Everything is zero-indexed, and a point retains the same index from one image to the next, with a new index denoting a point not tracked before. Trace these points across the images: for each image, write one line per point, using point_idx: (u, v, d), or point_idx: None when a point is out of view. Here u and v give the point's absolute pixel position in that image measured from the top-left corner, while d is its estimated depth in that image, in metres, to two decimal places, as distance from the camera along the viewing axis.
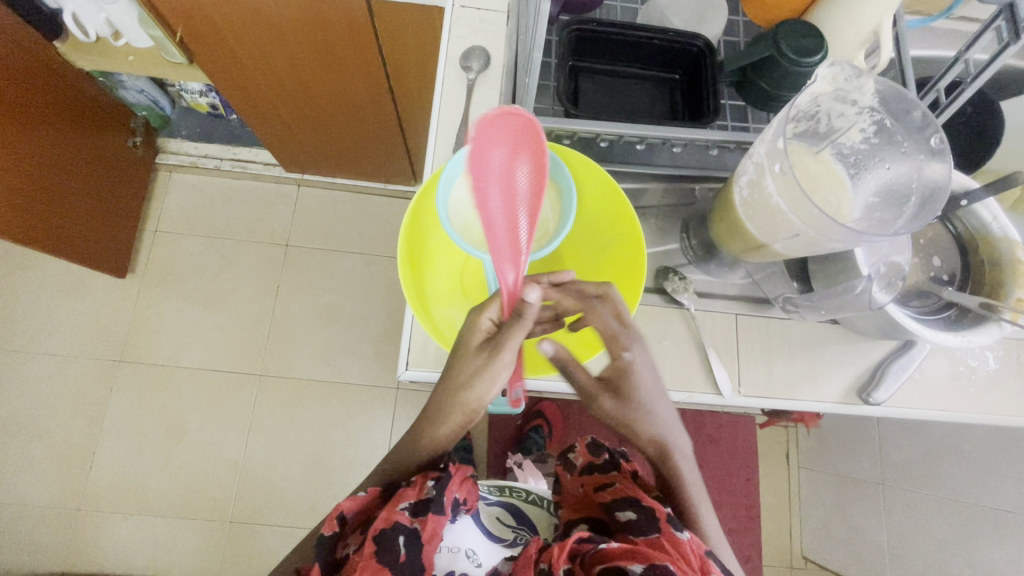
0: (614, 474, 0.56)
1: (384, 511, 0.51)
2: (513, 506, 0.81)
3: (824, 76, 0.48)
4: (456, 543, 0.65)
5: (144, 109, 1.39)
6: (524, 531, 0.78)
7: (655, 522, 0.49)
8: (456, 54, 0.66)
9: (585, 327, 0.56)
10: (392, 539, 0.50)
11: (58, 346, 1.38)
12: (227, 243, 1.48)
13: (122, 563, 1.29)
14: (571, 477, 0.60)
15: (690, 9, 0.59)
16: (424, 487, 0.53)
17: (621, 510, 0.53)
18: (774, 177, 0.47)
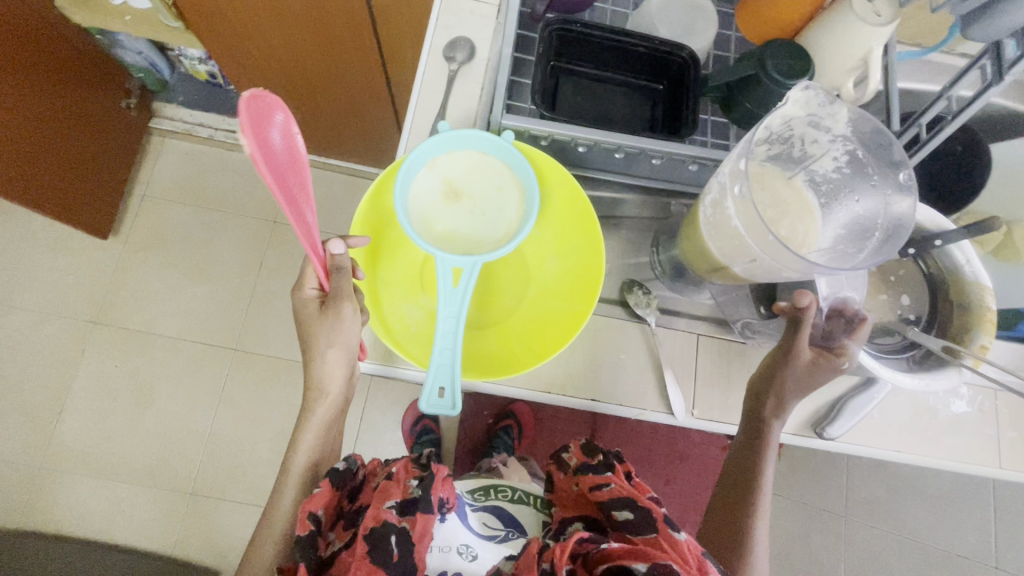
0: (609, 475, 0.61)
1: (371, 510, 0.57)
2: (498, 508, 0.79)
3: (795, 99, 0.48)
4: (449, 542, 0.68)
5: (140, 72, 1.37)
6: (515, 532, 0.75)
7: (652, 523, 0.55)
8: (441, 43, 0.64)
9: (536, 335, 0.55)
10: (382, 537, 0.55)
11: (35, 302, 1.37)
12: (215, 213, 1.47)
13: (79, 524, 1.29)
14: (567, 475, 0.66)
15: (679, 19, 0.57)
16: (407, 487, 0.60)
17: (618, 509, 0.58)
18: (734, 200, 0.46)
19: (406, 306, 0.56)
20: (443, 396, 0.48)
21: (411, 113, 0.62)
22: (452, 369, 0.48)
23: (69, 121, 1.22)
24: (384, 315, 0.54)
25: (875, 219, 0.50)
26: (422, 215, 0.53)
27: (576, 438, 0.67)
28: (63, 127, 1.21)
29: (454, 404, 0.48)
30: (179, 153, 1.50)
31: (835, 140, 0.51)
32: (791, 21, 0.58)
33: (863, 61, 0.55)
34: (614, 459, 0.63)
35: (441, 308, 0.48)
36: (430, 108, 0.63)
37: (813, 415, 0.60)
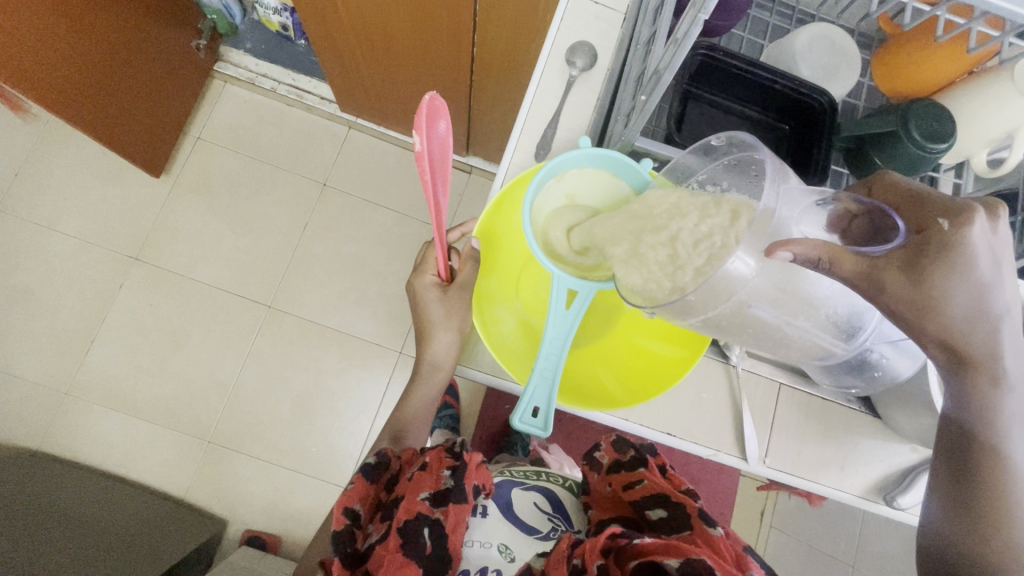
0: (642, 471, 0.63)
1: (404, 503, 0.55)
2: (550, 493, 0.75)
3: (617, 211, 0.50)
4: (490, 538, 0.65)
5: (213, 13, 1.35)
6: (561, 523, 0.71)
7: (687, 519, 0.56)
8: (563, 46, 0.62)
9: (623, 376, 0.56)
10: (415, 528, 0.54)
11: (79, 229, 1.37)
12: (266, 166, 1.46)
13: (97, 454, 1.30)
14: (600, 475, 0.68)
15: (823, 60, 0.55)
16: (439, 478, 0.58)
17: (651, 508, 0.60)
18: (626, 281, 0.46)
19: (505, 311, 0.57)
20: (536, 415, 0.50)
21: (524, 115, 0.61)
22: (551, 389, 0.50)
23: (141, 56, 1.21)
24: (484, 315, 0.55)
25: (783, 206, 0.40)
26: (541, 228, 0.54)
27: (606, 435, 0.69)
28: (135, 60, 1.20)
29: (546, 425, 0.49)
30: (238, 101, 1.48)
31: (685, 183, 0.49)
32: (936, 78, 0.55)
33: (1006, 134, 0.53)
34: (647, 453, 0.64)
35: (552, 328, 0.50)
36: (543, 113, 0.61)
37: (882, 481, 0.59)
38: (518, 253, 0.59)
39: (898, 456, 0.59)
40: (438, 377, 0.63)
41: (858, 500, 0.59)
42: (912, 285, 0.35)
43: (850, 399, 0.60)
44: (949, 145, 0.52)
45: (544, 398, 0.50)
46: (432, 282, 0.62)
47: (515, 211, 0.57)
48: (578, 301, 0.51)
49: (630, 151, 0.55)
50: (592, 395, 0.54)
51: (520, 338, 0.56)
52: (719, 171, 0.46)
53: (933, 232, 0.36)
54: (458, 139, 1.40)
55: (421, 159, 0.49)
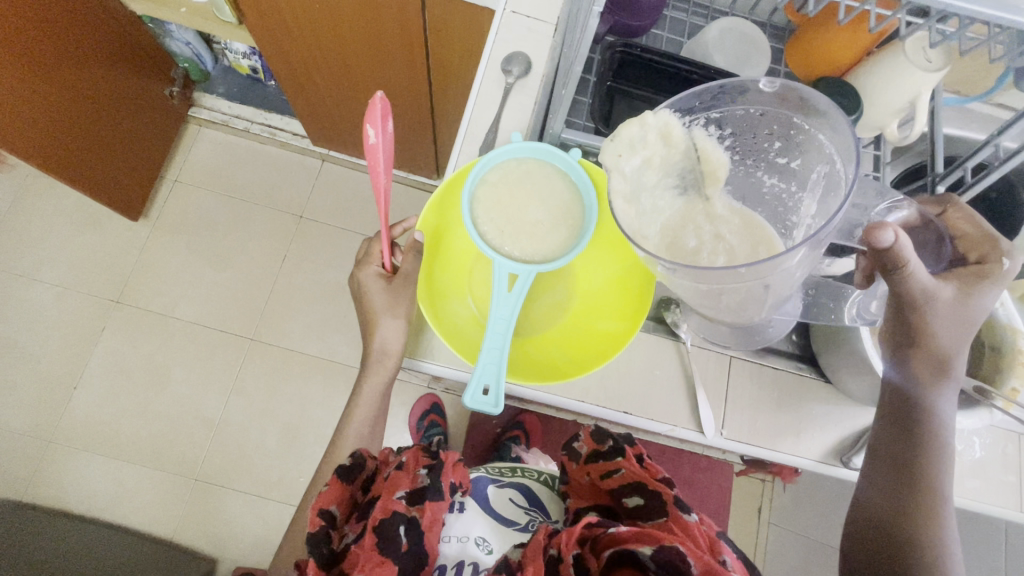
0: (620, 459, 0.61)
1: (381, 502, 0.55)
2: (526, 487, 0.75)
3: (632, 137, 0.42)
4: (467, 532, 0.64)
5: (185, 61, 1.41)
6: (539, 515, 0.71)
7: (661, 508, 0.57)
8: (499, 57, 0.66)
9: (578, 353, 0.58)
10: (392, 528, 0.53)
11: (60, 277, 1.39)
12: (243, 203, 1.49)
13: (82, 501, 1.28)
14: (577, 465, 0.66)
15: (735, 49, 0.59)
16: (416, 477, 0.58)
17: (627, 496, 0.60)
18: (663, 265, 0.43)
19: (455, 305, 0.60)
20: (487, 394, 0.52)
21: (467, 122, 0.65)
22: (499, 367, 0.52)
23: (116, 108, 1.27)
24: (434, 307, 0.57)
25: (819, 169, 0.46)
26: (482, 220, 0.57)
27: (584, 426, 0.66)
28: (111, 109, 1.25)
29: (497, 402, 0.51)
30: (213, 143, 1.52)
31: (689, 124, 0.45)
32: (842, 60, 0.60)
33: (909, 104, 0.57)
34: (624, 442, 0.62)
35: (497, 308, 0.53)
36: (484, 118, 0.65)
37: (839, 444, 0.61)
38: (465, 252, 0.62)
39: (851, 419, 0.61)
40: (387, 368, 0.64)
41: (818, 465, 0.61)
42: (956, 298, 0.47)
43: (800, 367, 0.62)
44: (857, 116, 0.57)
45: (494, 376, 0.52)
46: (376, 273, 0.64)
47: (456, 210, 0.61)
48: (519, 283, 0.53)
49: (561, 144, 0.60)
50: (545, 374, 0.56)
51: (469, 327, 0.58)
52: (733, 118, 0.46)
53: (993, 264, 0.48)
54: (427, 163, 1.45)
55: (373, 152, 0.54)
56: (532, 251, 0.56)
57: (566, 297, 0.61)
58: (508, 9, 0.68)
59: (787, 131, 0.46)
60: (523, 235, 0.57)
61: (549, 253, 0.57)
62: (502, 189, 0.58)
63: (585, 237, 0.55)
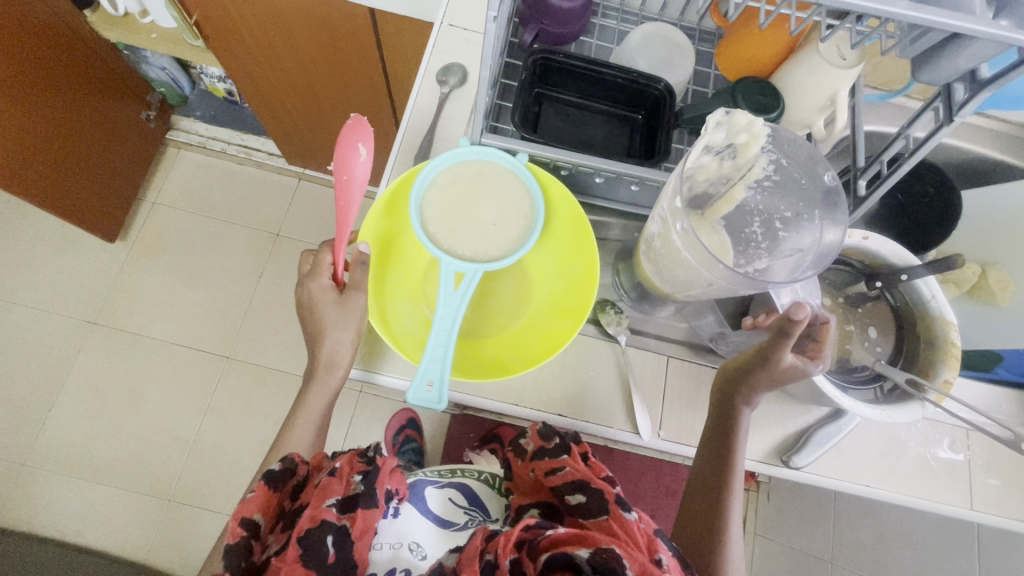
0: (563, 458, 0.53)
1: (308, 510, 0.47)
2: (466, 487, 0.72)
3: (723, 123, 0.46)
4: (400, 537, 0.59)
5: (162, 86, 1.45)
6: (478, 513, 0.69)
7: (602, 505, 0.48)
8: (435, 68, 0.68)
9: (526, 354, 0.57)
10: (318, 539, 0.46)
11: (39, 300, 1.41)
12: (220, 223, 1.51)
13: (55, 524, 1.27)
14: (522, 462, 0.57)
15: (658, 54, 0.61)
16: (350, 483, 0.50)
17: (570, 493, 0.51)
18: (678, 234, 0.45)
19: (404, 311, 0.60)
20: (431, 390, 0.51)
21: (403, 132, 0.66)
22: (443, 363, 0.51)
23: (92, 132, 1.29)
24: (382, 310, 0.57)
25: (804, 245, 0.49)
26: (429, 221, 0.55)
27: (531, 422, 0.58)
28: (85, 135, 1.28)
29: (440, 398, 0.51)
30: (191, 164, 1.55)
31: (765, 149, 0.48)
32: (766, 60, 0.61)
33: (830, 101, 0.57)
34: (571, 439, 0.55)
35: (441, 307, 0.51)
36: (421, 127, 0.66)
37: (780, 443, 0.60)
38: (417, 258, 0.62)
39: (792, 419, 0.60)
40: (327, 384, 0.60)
41: (758, 466, 0.60)
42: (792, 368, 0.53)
43: None
44: (777, 114, 0.58)
45: (439, 373, 0.52)
46: (326, 285, 0.58)
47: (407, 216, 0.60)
48: (465, 282, 0.52)
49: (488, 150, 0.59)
50: (495, 370, 0.56)
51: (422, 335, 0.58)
52: (782, 166, 0.49)
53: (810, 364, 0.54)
54: None
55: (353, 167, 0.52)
56: (483, 248, 0.54)
57: (522, 305, 0.60)
58: (445, 23, 0.70)
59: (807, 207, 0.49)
60: (474, 234, 0.55)
61: (500, 251, 0.55)
62: (452, 191, 0.56)
63: (534, 234, 0.54)
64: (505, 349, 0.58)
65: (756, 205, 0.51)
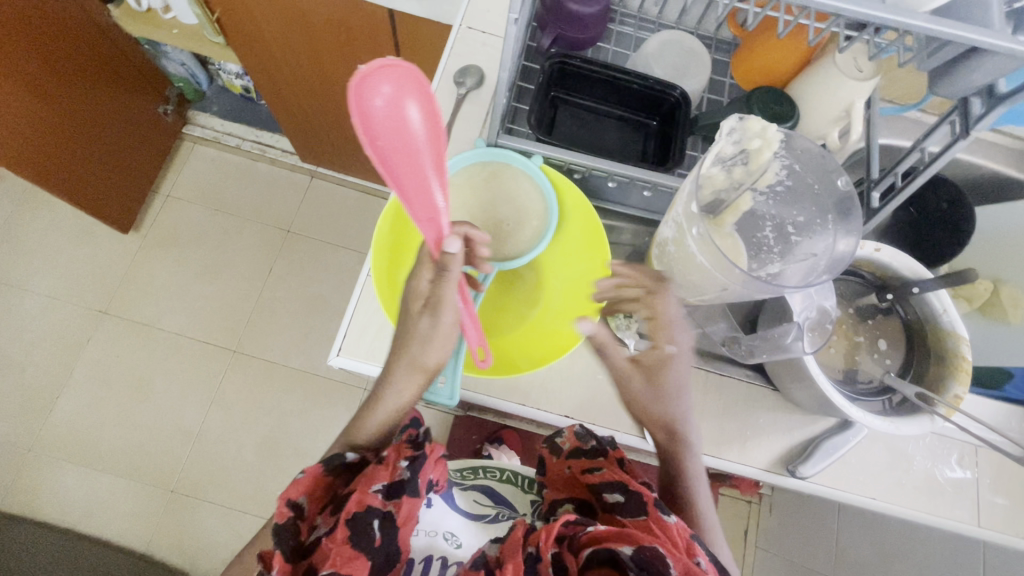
0: (601, 459, 0.52)
1: (356, 494, 0.47)
2: (486, 487, 0.70)
3: (733, 130, 0.46)
4: (435, 526, 0.63)
5: (180, 81, 1.47)
6: (506, 508, 0.69)
7: (641, 507, 0.46)
8: (453, 70, 0.69)
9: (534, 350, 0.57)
10: (364, 523, 0.46)
11: (51, 288, 1.42)
12: (231, 217, 1.52)
13: (58, 511, 1.28)
14: (556, 459, 0.56)
15: (674, 61, 0.61)
16: (396, 470, 0.49)
17: (609, 493, 0.50)
18: (694, 240, 0.45)
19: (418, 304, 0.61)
20: (443, 386, 0.56)
21: None
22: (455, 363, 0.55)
23: (110, 124, 1.31)
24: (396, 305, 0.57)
25: (815, 250, 0.49)
26: None
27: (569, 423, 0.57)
28: (102, 126, 1.29)
29: (451, 396, 0.55)
30: (206, 159, 1.56)
31: (777, 154, 0.48)
32: (782, 71, 0.61)
33: (846, 112, 0.57)
34: (609, 443, 0.54)
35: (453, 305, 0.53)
36: None
37: (786, 453, 0.59)
38: None
39: (800, 429, 0.60)
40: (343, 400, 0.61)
41: (765, 475, 0.59)
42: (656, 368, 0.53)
43: (750, 375, 0.62)
44: (791, 124, 0.58)
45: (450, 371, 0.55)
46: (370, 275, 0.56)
47: None
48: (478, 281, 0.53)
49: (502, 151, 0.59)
50: (507, 368, 0.57)
51: None
52: (795, 170, 0.49)
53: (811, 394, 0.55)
54: None
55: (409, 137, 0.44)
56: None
57: (533, 304, 0.61)
58: (464, 25, 0.71)
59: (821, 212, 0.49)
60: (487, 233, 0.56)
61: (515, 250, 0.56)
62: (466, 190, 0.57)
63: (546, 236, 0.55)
64: (514, 346, 0.59)
65: (768, 210, 0.51)
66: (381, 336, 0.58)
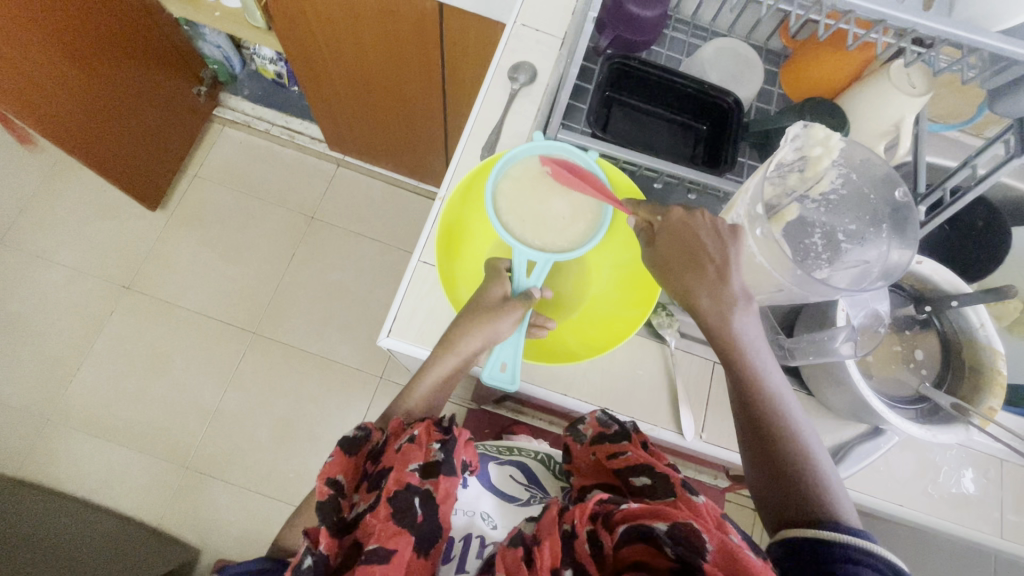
0: (625, 443, 0.52)
1: (393, 473, 0.48)
2: (524, 465, 0.73)
3: (796, 136, 0.48)
4: (473, 507, 0.62)
5: (214, 63, 1.49)
6: (538, 491, 0.69)
7: (669, 489, 0.46)
8: (507, 65, 0.70)
9: (590, 343, 0.59)
10: (406, 500, 0.47)
11: (76, 260, 1.44)
12: (257, 200, 1.54)
13: (72, 481, 1.29)
14: (581, 446, 0.56)
15: (728, 69, 0.63)
16: (429, 451, 0.51)
17: (635, 476, 0.50)
18: (755, 240, 0.47)
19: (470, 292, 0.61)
20: (504, 370, 0.57)
21: (472, 123, 0.68)
22: (516, 349, 0.57)
23: (145, 102, 1.33)
24: (455, 291, 0.60)
25: (868, 257, 0.50)
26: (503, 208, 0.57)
27: (590, 410, 0.58)
28: (138, 104, 1.31)
29: (513, 379, 0.56)
30: (234, 141, 1.58)
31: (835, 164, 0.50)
32: (832, 83, 0.62)
33: (895, 127, 0.59)
34: (631, 428, 0.54)
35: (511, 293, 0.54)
36: (489, 120, 0.69)
37: None
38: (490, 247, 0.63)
39: (831, 433, 0.62)
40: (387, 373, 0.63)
41: None
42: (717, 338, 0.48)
43: None
44: (843, 135, 0.59)
45: (511, 355, 0.57)
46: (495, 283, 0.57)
47: (481, 205, 0.62)
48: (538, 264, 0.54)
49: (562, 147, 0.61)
50: (562, 359, 0.58)
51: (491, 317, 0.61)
52: (851, 180, 0.51)
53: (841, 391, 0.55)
54: (437, 173, 1.49)
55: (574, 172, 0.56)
56: (560, 236, 0.57)
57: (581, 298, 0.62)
58: (518, 22, 0.72)
59: (874, 219, 0.51)
60: (547, 224, 0.57)
61: (576, 241, 0.56)
62: (524, 182, 0.58)
63: (603, 227, 0.55)
64: (566, 338, 0.60)
65: (822, 217, 0.52)
66: (431, 319, 0.60)
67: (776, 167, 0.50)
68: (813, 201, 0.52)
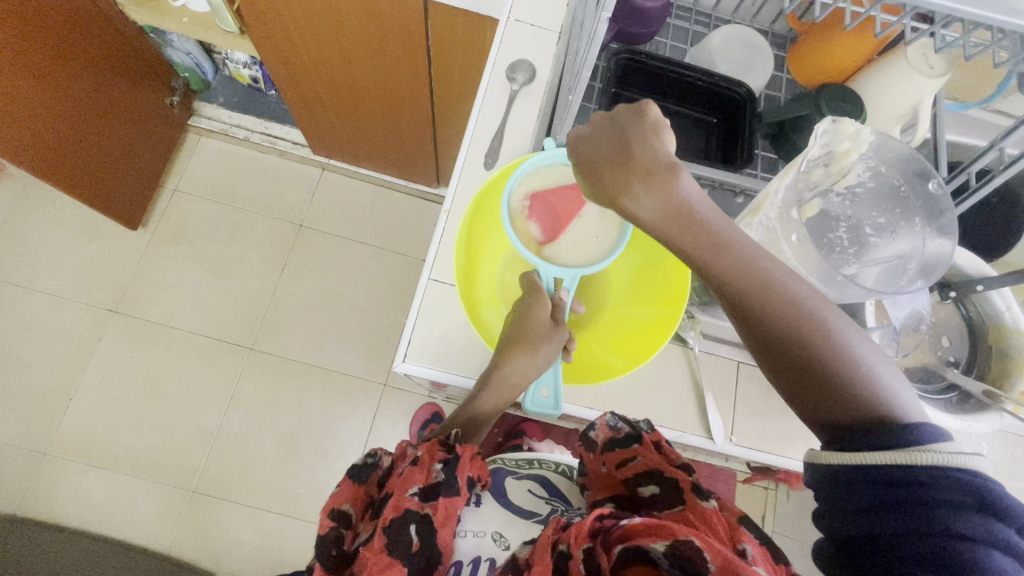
0: (637, 447, 0.51)
1: (392, 500, 0.46)
2: (542, 478, 0.71)
3: (826, 131, 0.46)
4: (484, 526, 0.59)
5: (185, 71, 1.42)
6: (559, 503, 0.67)
7: (679, 498, 0.45)
8: (504, 64, 0.67)
9: (620, 349, 0.57)
10: (402, 529, 0.45)
11: (58, 286, 1.38)
12: (242, 211, 1.49)
13: (75, 514, 1.25)
14: (593, 456, 0.54)
15: (738, 56, 0.61)
16: (430, 471, 0.49)
17: (645, 486, 0.49)
18: (790, 244, 0.45)
19: (492, 314, 0.60)
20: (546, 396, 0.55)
21: (472, 128, 0.65)
22: (555, 373, 0.55)
23: (117, 118, 1.27)
24: (479, 318, 0.57)
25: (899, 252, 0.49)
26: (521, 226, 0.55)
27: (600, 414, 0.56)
28: (108, 120, 1.25)
29: (556, 405, 0.54)
30: (213, 151, 1.52)
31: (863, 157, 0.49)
32: (846, 62, 0.59)
33: (913, 109, 0.57)
34: (643, 429, 0.53)
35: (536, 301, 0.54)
36: (490, 124, 0.65)
37: None
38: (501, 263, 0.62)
39: None
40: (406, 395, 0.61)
41: None
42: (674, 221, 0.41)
43: None
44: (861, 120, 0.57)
45: (551, 381, 0.55)
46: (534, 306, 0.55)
47: (492, 221, 0.60)
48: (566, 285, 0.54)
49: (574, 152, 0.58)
50: (597, 374, 0.57)
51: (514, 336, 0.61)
52: (879, 174, 0.50)
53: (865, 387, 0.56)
54: (428, 172, 1.45)
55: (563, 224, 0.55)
56: (580, 249, 0.56)
57: (602, 308, 0.62)
58: (513, 18, 0.69)
59: (900, 208, 0.49)
60: (570, 242, 0.56)
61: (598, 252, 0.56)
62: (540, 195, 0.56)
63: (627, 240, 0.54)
64: (595, 351, 0.59)
65: (851, 213, 0.50)
66: (447, 339, 0.58)
67: (806, 163, 0.48)
68: (840, 196, 0.50)
